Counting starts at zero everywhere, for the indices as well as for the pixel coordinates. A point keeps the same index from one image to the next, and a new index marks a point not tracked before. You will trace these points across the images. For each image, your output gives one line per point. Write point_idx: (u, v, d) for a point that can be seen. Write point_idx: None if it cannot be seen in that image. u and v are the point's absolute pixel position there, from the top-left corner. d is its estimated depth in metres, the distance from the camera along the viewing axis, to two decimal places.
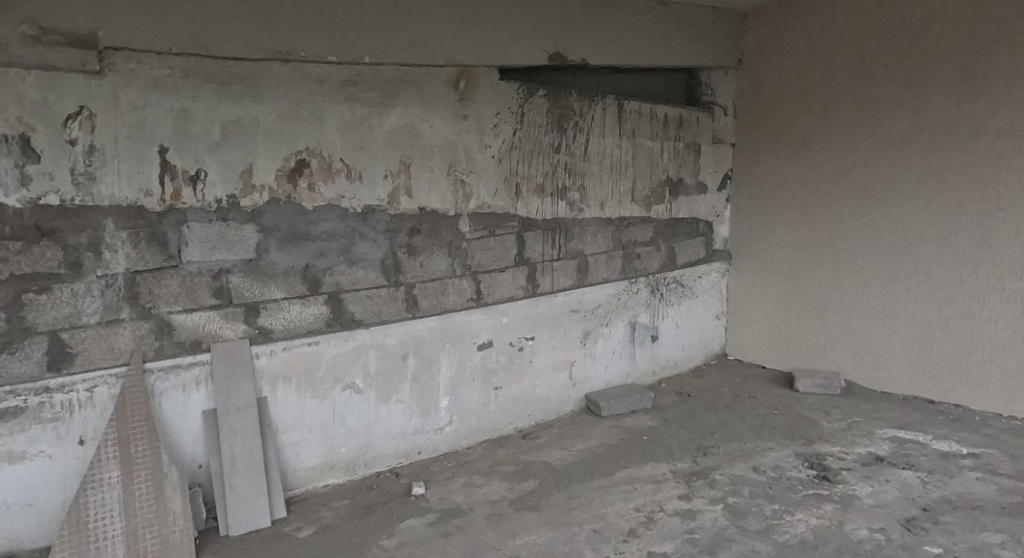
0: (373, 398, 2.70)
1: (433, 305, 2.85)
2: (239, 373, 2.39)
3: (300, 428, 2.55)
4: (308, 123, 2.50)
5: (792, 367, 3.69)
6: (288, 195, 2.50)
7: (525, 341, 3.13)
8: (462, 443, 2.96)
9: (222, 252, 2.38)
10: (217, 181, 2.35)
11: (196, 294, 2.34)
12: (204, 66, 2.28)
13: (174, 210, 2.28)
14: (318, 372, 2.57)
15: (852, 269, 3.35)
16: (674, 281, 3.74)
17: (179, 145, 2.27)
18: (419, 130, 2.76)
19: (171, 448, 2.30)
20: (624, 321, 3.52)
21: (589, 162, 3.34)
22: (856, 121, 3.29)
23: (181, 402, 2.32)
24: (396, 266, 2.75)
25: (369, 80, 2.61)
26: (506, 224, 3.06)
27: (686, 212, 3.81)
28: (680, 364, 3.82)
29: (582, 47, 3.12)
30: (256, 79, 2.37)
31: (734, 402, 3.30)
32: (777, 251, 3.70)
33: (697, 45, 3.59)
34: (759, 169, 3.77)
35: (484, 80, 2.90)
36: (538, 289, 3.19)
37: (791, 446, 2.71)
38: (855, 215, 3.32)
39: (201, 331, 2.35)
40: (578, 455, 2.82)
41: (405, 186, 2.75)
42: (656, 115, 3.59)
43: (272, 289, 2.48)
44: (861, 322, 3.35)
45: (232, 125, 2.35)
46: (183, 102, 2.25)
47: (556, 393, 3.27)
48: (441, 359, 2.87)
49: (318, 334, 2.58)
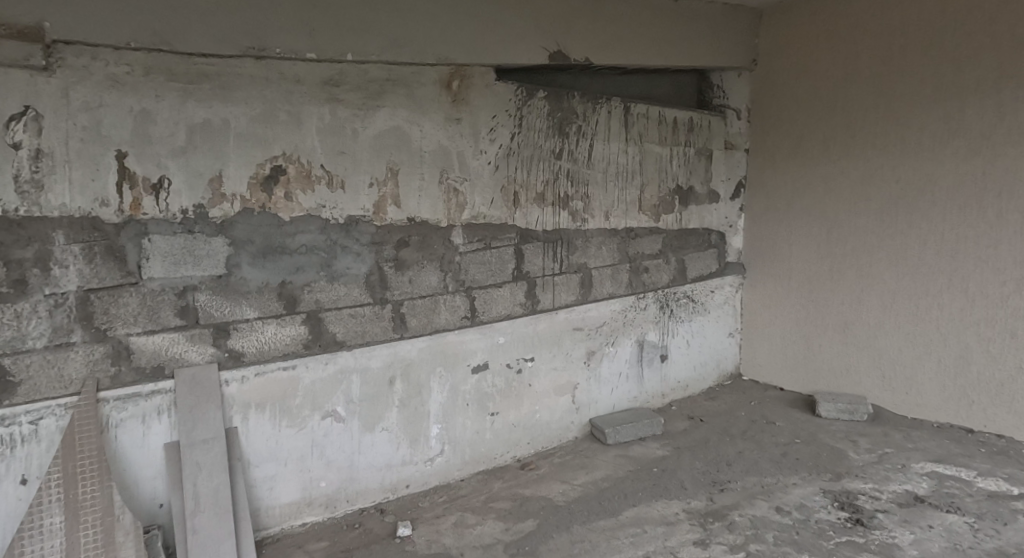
0: (356, 426, 2.46)
1: (423, 324, 2.62)
2: (206, 401, 2.16)
3: (274, 461, 2.32)
4: (285, 126, 2.28)
5: (812, 390, 3.43)
6: (263, 205, 2.27)
7: (524, 362, 2.89)
8: (454, 475, 2.72)
9: (187, 267, 2.15)
10: (182, 190, 2.13)
11: (158, 314, 2.12)
12: (168, 62, 2.06)
13: (134, 222, 2.06)
14: (295, 400, 2.34)
15: (878, 285, 3.11)
16: (685, 296, 3.49)
17: (140, 149, 2.05)
18: (408, 134, 2.54)
19: (127, 485, 2.07)
20: (631, 339, 3.28)
21: (593, 169, 3.11)
22: (882, 126, 3.06)
23: (140, 434, 2.09)
24: (382, 281, 2.52)
25: (352, 79, 2.39)
26: (503, 236, 2.83)
27: (697, 223, 3.58)
28: (692, 386, 3.56)
29: (585, 45, 2.90)
30: (226, 77, 2.16)
31: (751, 428, 3.05)
32: (796, 263, 3.46)
33: (708, 44, 3.37)
34: (774, 177, 3.54)
35: (480, 80, 2.68)
36: (538, 306, 2.96)
37: (817, 481, 2.46)
38: (881, 227, 3.08)
39: (164, 354, 2.13)
40: (582, 490, 2.57)
41: (392, 195, 2.52)
42: (665, 118, 3.36)
43: (244, 308, 2.26)
44: (888, 341, 3.10)
45: (200, 128, 2.13)
46: (144, 102, 2.04)
47: (557, 419, 3.03)
48: (432, 383, 2.63)
49: (295, 357, 2.35)
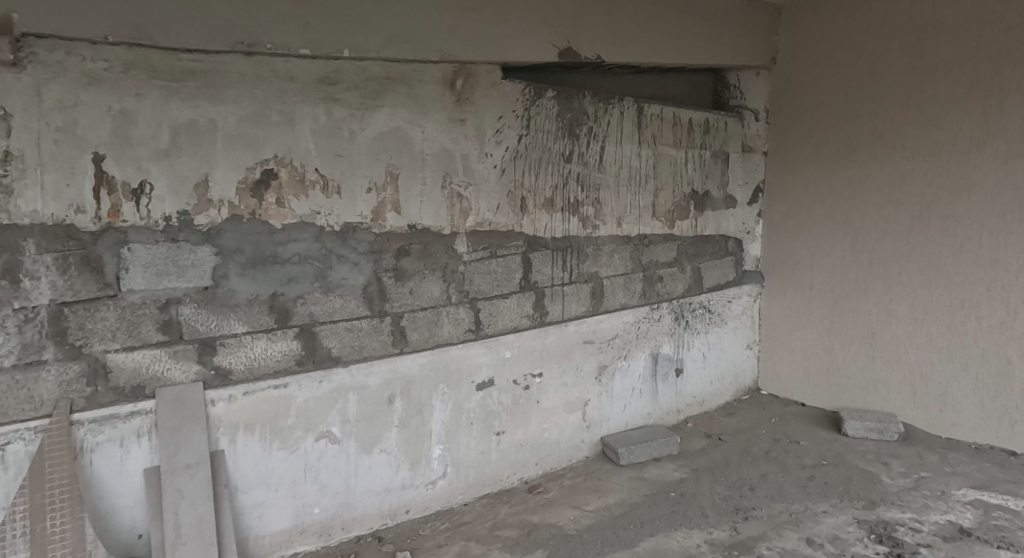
0: (353, 448, 2.30)
1: (424, 338, 2.46)
2: (190, 424, 2.00)
3: (264, 486, 2.16)
4: (278, 128, 2.13)
5: (837, 406, 3.25)
6: (252, 212, 2.12)
7: (532, 378, 2.73)
8: (458, 499, 2.56)
9: (170, 278, 2.00)
10: (166, 196, 1.98)
11: (139, 329, 1.96)
12: (151, 58, 1.91)
13: (112, 229, 1.91)
14: (287, 421, 2.19)
15: (908, 296, 2.94)
16: (701, 307, 3.32)
17: (119, 151, 1.90)
18: (409, 135, 2.38)
19: (104, 516, 1.91)
20: (645, 352, 3.11)
21: (605, 173, 2.95)
22: (913, 126, 2.89)
23: (118, 458, 1.93)
24: (380, 292, 2.36)
25: (349, 77, 2.24)
26: (509, 244, 2.67)
27: (713, 229, 3.41)
28: (708, 401, 3.39)
29: (597, 41, 2.75)
30: (213, 75, 2.01)
31: (774, 449, 2.87)
32: (818, 272, 3.29)
33: (725, 42, 3.21)
34: (794, 182, 3.37)
35: (485, 79, 2.53)
36: (547, 318, 2.80)
37: (850, 509, 2.29)
38: (912, 235, 2.92)
39: (145, 372, 1.98)
40: (596, 518, 2.41)
41: (392, 201, 2.37)
42: (680, 119, 3.20)
43: (232, 322, 2.10)
44: (920, 355, 2.92)
45: (185, 129, 1.98)
46: (123, 100, 1.88)
47: (567, 437, 2.86)
48: (434, 402, 2.47)
49: (287, 374, 2.19)
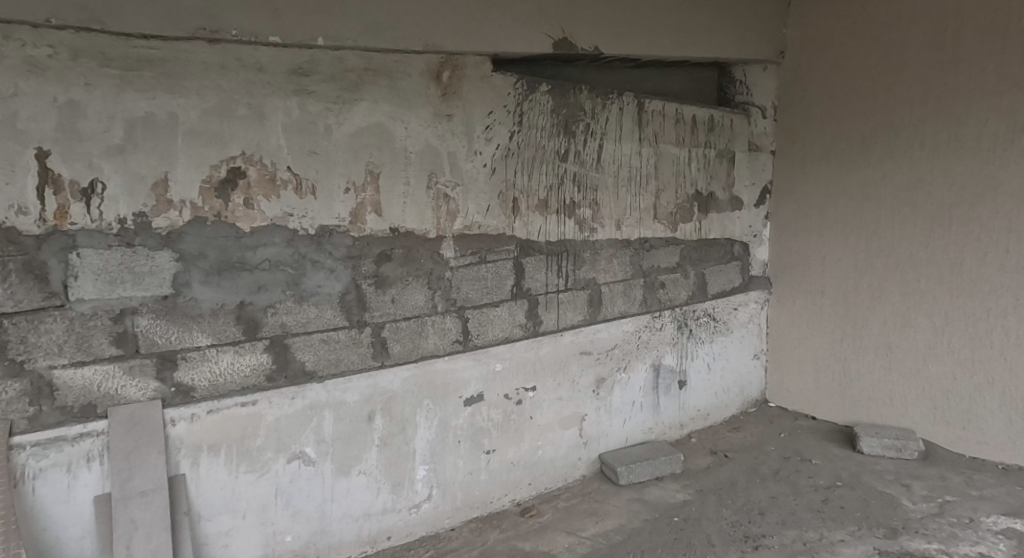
0: (328, 471, 2.13)
1: (407, 350, 2.28)
2: (146, 447, 1.82)
3: (230, 513, 1.98)
4: (245, 122, 1.95)
5: (850, 421, 3.07)
6: (217, 214, 1.94)
7: (524, 392, 2.55)
8: (444, 524, 2.38)
9: (125, 286, 1.82)
10: (120, 196, 1.79)
11: (89, 342, 1.78)
12: (101, 44, 1.73)
13: (59, 233, 1.73)
14: (256, 442, 2.01)
15: (928, 304, 2.77)
16: (705, 315, 3.14)
17: (66, 147, 1.71)
18: (391, 131, 2.21)
19: (48, 548, 1.73)
20: (646, 363, 2.93)
21: (603, 173, 2.77)
22: (933, 124, 2.72)
23: (65, 485, 1.75)
24: (359, 301, 2.18)
25: (324, 68, 2.06)
26: (500, 248, 2.49)
27: (718, 233, 3.23)
28: (713, 415, 3.20)
29: (594, 31, 2.57)
30: (172, 64, 1.83)
31: (785, 468, 2.69)
32: (830, 277, 3.11)
33: (729, 34, 3.03)
34: (804, 183, 3.19)
35: (474, 71, 2.35)
36: (541, 328, 2.62)
37: (870, 539, 2.11)
38: (931, 239, 2.74)
39: (97, 391, 1.80)
40: (592, 546, 2.24)
41: (372, 202, 2.19)
42: (683, 116, 3.02)
43: (195, 334, 1.92)
44: (941, 367, 2.74)
45: (141, 123, 1.80)
46: (70, 91, 1.70)
47: (562, 455, 2.68)
48: (418, 419, 2.29)
49: (255, 391, 2.01)
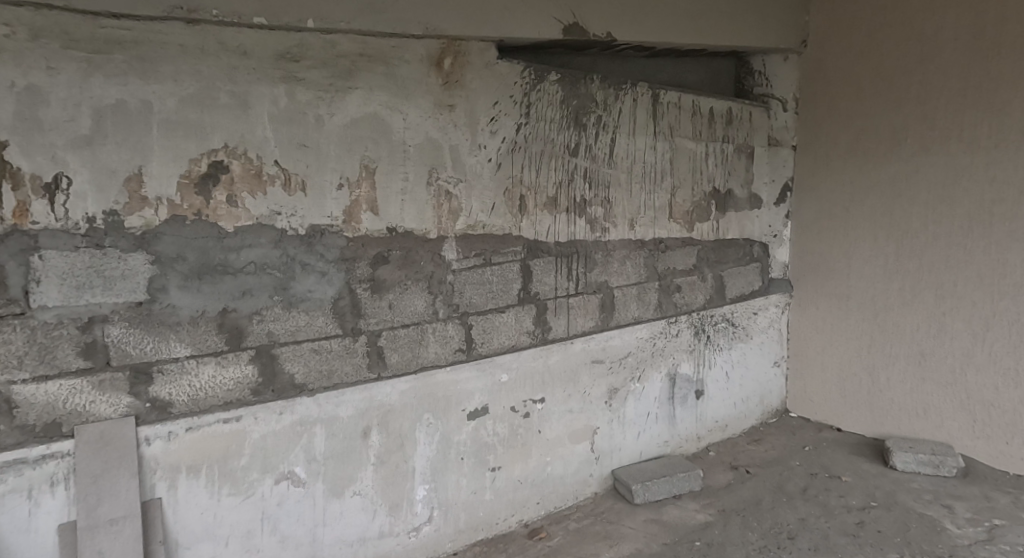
0: (319, 492, 1.95)
1: (406, 360, 2.10)
2: (117, 469, 1.64)
3: (211, 540, 1.80)
4: (228, 112, 1.78)
5: (879, 433, 2.90)
6: (197, 212, 1.77)
7: (532, 404, 2.38)
8: (447, 548, 2.20)
9: (95, 292, 1.65)
10: (88, 192, 1.62)
11: (53, 354, 1.61)
12: (65, 23, 1.56)
13: (18, 233, 1.55)
14: (240, 462, 1.83)
15: (967, 310, 2.59)
16: (723, 320, 2.96)
17: (25, 138, 1.54)
18: (388, 123, 2.03)
19: None
20: (661, 372, 2.75)
21: (616, 168, 2.60)
22: (971, 114, 2.54)
23: (25, 513, 1.58)
24: (354, 307, 2.01)
25: (315, 53, 1.89)
26: (506, 250, 2.31)
27: (736, 232, 3.05)
28: (732, 427, 3.02)
29: (606, 16, 2.40)
30: (145, 46, 1.65)
31: (813, 485, 2.52)
32: (858, 280, 2.93)
33: (748, 21, 2.85)
34: (829, 179, 3.01)
35: (478, 58, 2.18)
36: (550, 335, 2.44)
37: None
38: (970, 239, 2.56)
39: (63, 408, 1.62)
40: None
41: (368, 200, 2.02)
42: (700, 108, 2.84)
43: (172, 344, 1.75)
44: (980, 377, 2.57)
45: (111, 111, 1.63)
46: (29, 75, 1.53)
47: (573, 471, 2.50)
48: (417, 435, 2.12)
49: (240, 406, 1.84)
